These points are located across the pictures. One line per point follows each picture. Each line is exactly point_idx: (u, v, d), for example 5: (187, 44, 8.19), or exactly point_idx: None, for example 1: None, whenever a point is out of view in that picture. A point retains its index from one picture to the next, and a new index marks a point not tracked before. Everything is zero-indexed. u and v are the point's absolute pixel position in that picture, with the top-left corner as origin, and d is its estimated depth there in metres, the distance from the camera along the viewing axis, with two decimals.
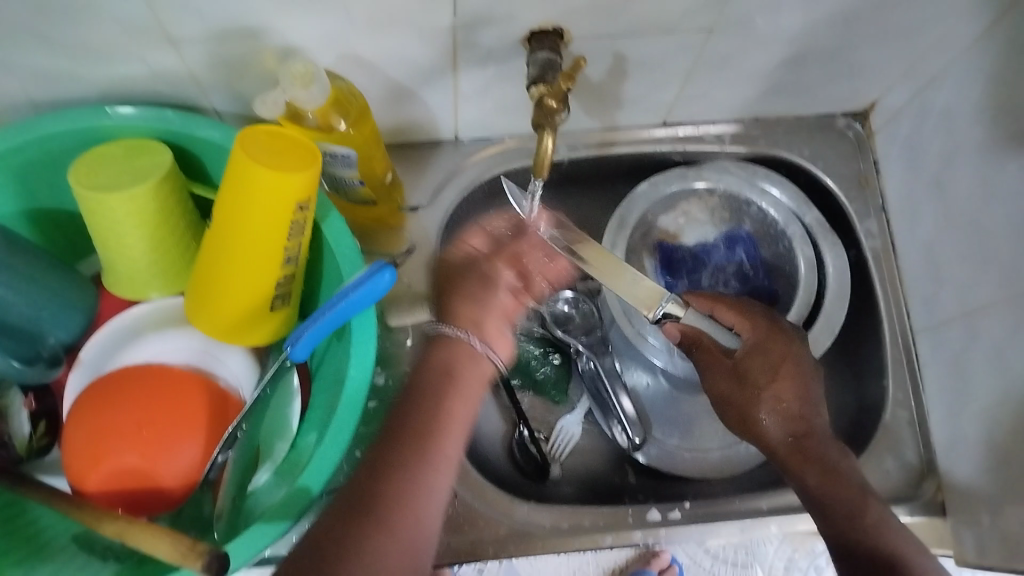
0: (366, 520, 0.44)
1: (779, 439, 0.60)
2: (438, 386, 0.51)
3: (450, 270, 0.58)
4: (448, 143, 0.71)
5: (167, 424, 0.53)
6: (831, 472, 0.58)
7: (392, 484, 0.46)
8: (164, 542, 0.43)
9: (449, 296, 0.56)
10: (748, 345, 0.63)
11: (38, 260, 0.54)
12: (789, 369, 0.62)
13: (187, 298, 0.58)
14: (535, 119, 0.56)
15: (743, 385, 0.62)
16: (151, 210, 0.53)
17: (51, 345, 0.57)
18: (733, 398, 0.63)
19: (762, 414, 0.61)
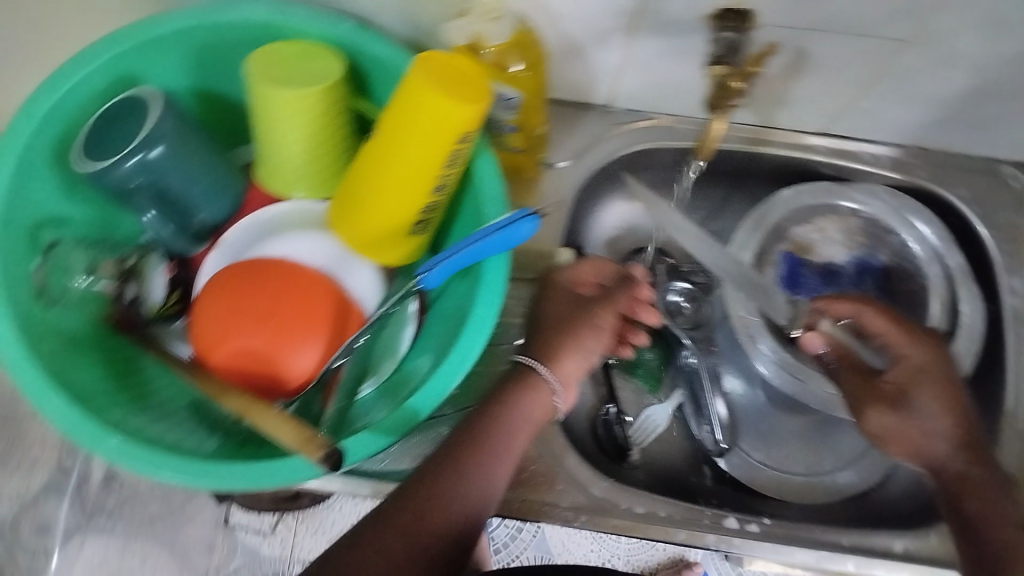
0: (399, 534, 0.46)
1: (948, 462, 0.58)
2: (509, 420, 0.52)
3: (558, 303, 0.58)
4: (598, 109, 0.70)
5: (297, 319, 0.54)
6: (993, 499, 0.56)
7: (422, 513, 0.47)
8: (287, 428, 0.45)
9: (559, 337, 0.56)
10: (907, 357, 0.60)
11: (198, 137, 0.56)
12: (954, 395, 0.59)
13: (333, 204, 0.59)
14: (712, 98, 0.56)
15: (904, 408, 0.59)
16: (318, 111, 0.55)
17: (196, 223, 0.59)
18: (896, 428, 0.59)
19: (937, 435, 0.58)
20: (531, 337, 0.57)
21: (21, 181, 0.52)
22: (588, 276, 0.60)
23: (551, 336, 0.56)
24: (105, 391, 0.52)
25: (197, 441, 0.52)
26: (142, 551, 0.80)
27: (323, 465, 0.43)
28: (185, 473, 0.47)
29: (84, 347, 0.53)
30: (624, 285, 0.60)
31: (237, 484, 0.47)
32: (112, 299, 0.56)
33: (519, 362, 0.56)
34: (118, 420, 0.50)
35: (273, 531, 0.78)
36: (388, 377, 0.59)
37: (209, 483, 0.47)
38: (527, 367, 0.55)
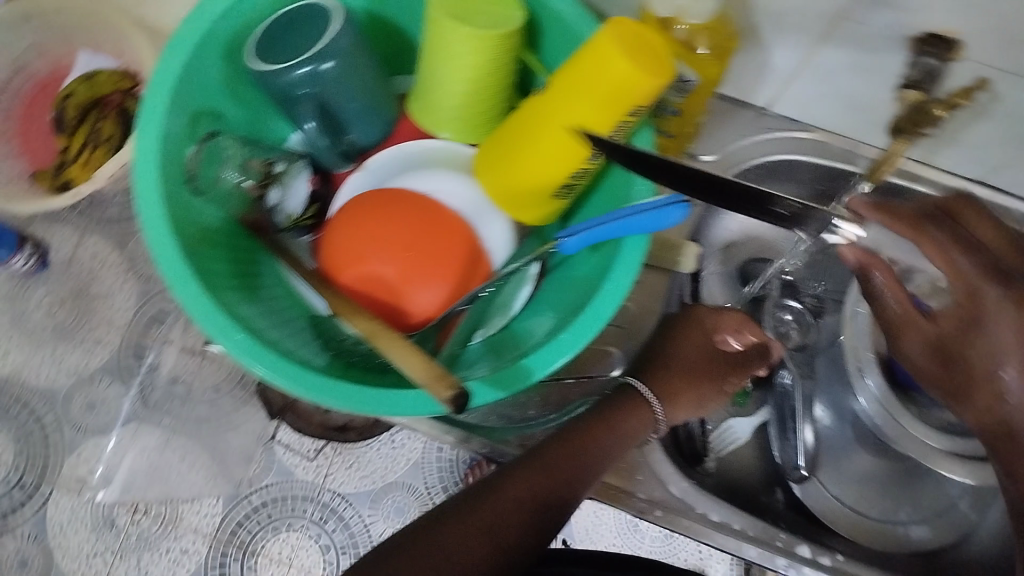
0: (479, 506, 0.52)
1: (997, 408, 0.53)
2: (592, 432, 0.58)
3: (692, 349, 0.64)
4: (753, 109, 0.65)
5: (429, 258, 0.54)
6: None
7: (510, 506, 0.52)
8: (417, 361, 0.45)
9: (680, 385, 0.63)
10: (986, 306, 0.52)
11: (368, 58, 0.55)
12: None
13: (482, 151, 0.58)
14: (899, 121, 0.51)
15: (950, 364, 0.55)
16: (490, 55, 0.54)
17: (345, 140, 0.59)
18: (957, 377, 0.55)
19: (993, 376, 0.53)
20: (653, 365, 0.64)
21: (193, 69, 0.51)
22: (733, 333, 0.65)
23: (676, 381, 0.63)
24: (232, 285, 0.53)
25: (309, 353, 0.53)
26: (183, 449, 0.90)
27: (449, 405, 0.44)
28: (304, 383, 0.48)
29: (219, 240, 0.54)
30: (760, 357, 0.66)
31: (353, 406, 0.49)
32: (252, 199, 0.56)
33: (634, 385, 0.63)
34: (245, 318, 0.51)
35: (316, 457, 0.86)
36: (496, 331, 0.58)
37: (324, 398, 0.48)
38: (640, 396, 0.62)
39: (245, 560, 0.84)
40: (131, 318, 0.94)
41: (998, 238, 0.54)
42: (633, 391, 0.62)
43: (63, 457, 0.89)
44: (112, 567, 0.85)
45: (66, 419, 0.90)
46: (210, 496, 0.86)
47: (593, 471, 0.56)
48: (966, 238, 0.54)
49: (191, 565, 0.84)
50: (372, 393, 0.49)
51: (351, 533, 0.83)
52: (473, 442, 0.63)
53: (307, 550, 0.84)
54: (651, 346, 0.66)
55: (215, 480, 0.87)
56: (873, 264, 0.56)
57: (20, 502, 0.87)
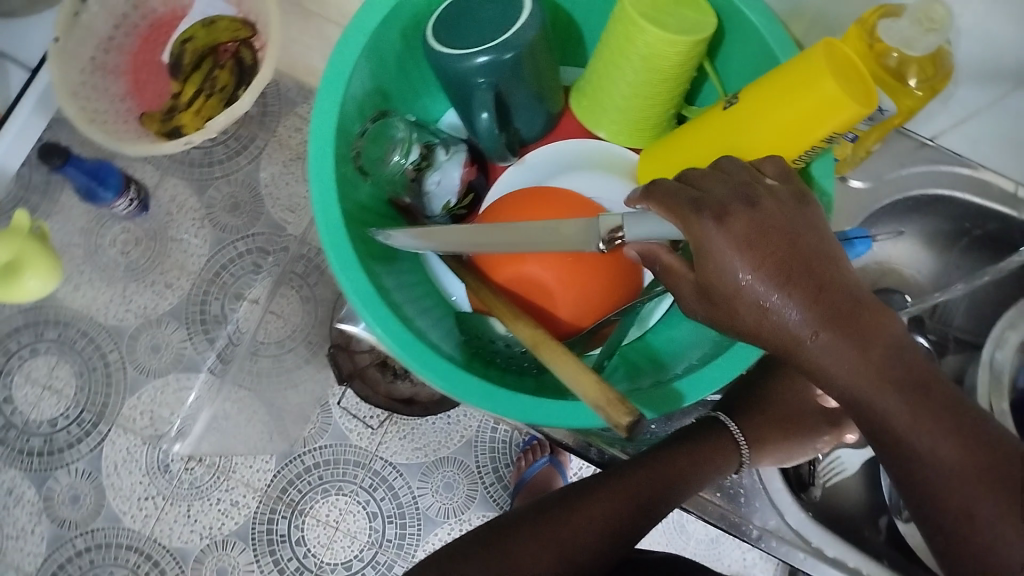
0: (576, 497, 0.53)
1: (795, 346, 0.36)
2: (680, 444, 0.60)
3: (789, 397, 0.66)
4: (916, 139, 0.64)
5: (592, 272, 0.52)
6: (857, 363, 0.34)
7: (587, 526, 0.51)
8: (588, 379, 0.42)
9: (776, 434, 0.64)
10: (708, 247, 0.37)
11: (546, 50, 0.53)
12: (764, 256, 0.36)
13: (646, 159, 0.57)
14: None
15: (721, 310, 0.39)
16: (680, 61, 0.50)
17: (513, 132, 0.57)
18: (752, 320, 0.37)
19: (757, 304, 0.36)
20: (750, 406, 0.65)
21: (373, 45, 0.50)
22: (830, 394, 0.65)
23: (770, 431, 0.64)
24: (381, 267, 0.51)
25: (446, 345, 0.51)
26: (244, 401, 0.93)
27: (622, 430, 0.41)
28: (454, 382, 0.47)
29: (372, 220, 0.53)
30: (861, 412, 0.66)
31: (499, 412, 0.46)
32: (409, 181, 0.55)
33: (723, 422, 0.63)
34: (397, 305, 0.50)
35: (378, 428, 0.92)
36: (630, 348, 0.56)
37: (473, 401, 0.47)
38: (730, 435, 0.62)
39: (293, 519, 0.90)
40: (205, 262, 0.94)
41: (712, 181, 0.40)
42: (722, 430, 0.62)
43: (124, 398, 0.91)
44: (163, 512, 0.89)
45: (130, 359, 0.92)
46: (264, 453, 0.90)
47: (686, 476, 0.57)
48: (684, 183, 0.41)
49: (240, 518, 0.89)
50: (521, 401, 0.47)
51: (398, 503, 0.90)
52: None
53: (355, 515, 0.90)
54: (750, 386, 0.66)
55: (269, 437, 0.91)
56: (653, 250, 0.42)
57: (76, 438, 0.90)
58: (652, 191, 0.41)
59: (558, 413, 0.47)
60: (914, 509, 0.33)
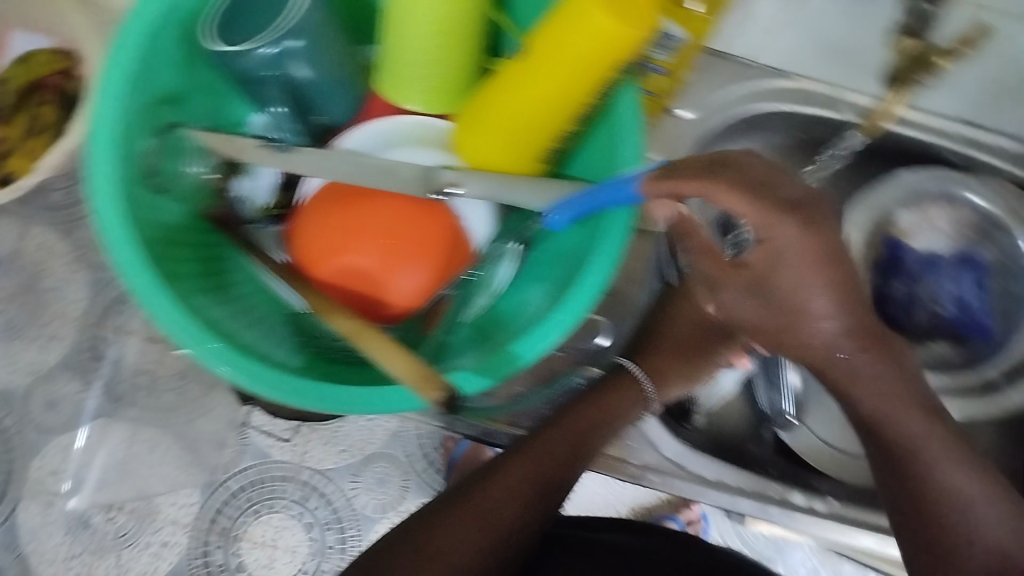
0: (488, 477, 0.53)
1: (828, 352, 0.51)
2: (588, 400, 0.59)
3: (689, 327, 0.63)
4: (735, 59, 0.65)
5: (411, 248, 0.52)
6: (883, 386, 0.51)
7: (509, 500, 0.52)
8: (401, 361, 0.44)
9: (676, 361, 0.63)
10: (773, 236, 0.45)
11: (337, 31, 0.51)
12: (835, 258, 0.46)
13: (459, 121, 0.55)
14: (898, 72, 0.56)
15: (773, 311, 0.50)
16: (463, 9, 0.50)
17: (315, 121, 0.56)
18: (759, 313, 0.51)
19: (796, 302, 0.48)
20: (642, 342, 0.64)
21: (150, 54, 0.48)
22: None
23: (670, 362, 0.63)
24: (199, 283, 0.50)
25: (285, 352, 0.50)
26: (153, 440, 0.83)
27: (439, 405, 0.43)
28: (286, 388, 0.46)
29: (184, 239, 0.51)
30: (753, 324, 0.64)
31: (339, 408, 0.47)
32: (216, 191, 0.54)
33: (626, 365, 0.63)
34: (218, 323, 0.48)
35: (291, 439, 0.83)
36: (479, 315, 0.56)
37: (309, 403, 0.47)
38: (630, 375, 0.62)
39: (229, 546, 0.82)
40: (83, 307, 0.82)
41: (788, 180, 0.44)
42: (624, 373, 0.62)
43: (26, 460, 0.81)
44: (91, 570, 0.79)
45: (29, 422, 0.81)
46: (184, 487, 0.81)
47: (594, 440, 0.57)
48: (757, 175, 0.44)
49: (174, 556, 0.80)
50: (354, 392, 0.47)
51: (334, 509, 0.83)
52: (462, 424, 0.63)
53: (292, 530, 0.83)
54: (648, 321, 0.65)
55: (187, 468, 0.82)
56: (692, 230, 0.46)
57: None
58: (707, 173, 0.44)
59: (384, 402, 0.47)
60: (884, 464, 0.52)
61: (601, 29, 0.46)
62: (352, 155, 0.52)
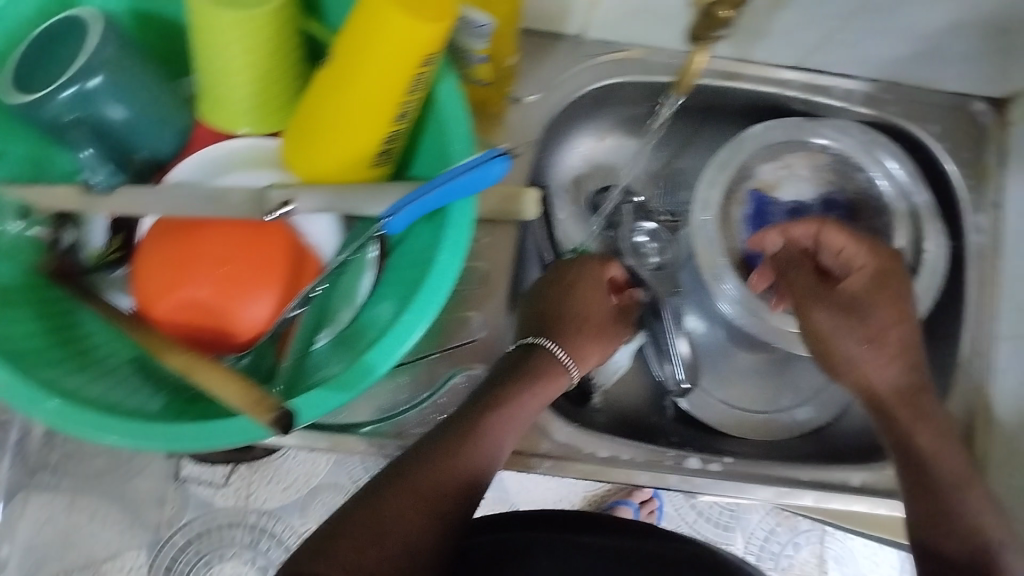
0: (419, 462, 0.51)
1: (880, 388, 0.59)
2: (522, 377, 0.57)
3: (593, 300, 0.63)
4: (568, 39, 0.66)
5: (246, 273, 0.52)
6: (939, 432, 0.57)
7: (448, 480, 0.51)
8: (232, 387, 0.43)
9: (586, 335, 0.62)
10: (885, 271, 0.61)
11: (143, 65, 0.51)
12: (903, 310, 0.60)
13: (285, 138, 0.55)
14: (695, 28, 0.48)
15: (866, 349, 0.59)
16: (269, 33, 0.49)
17: (138, 159, 0.55)
18: (840, 335, 0.60)
19: (871, 348, 0.59)
20: (546, 321, 0.61)
21: None
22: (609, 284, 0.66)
23: (582, 338, 0.61)
24: (41, 341, 0.49)
25: (140, 398, 0.50)
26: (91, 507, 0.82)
27: (274, 429, 0.42)
28: (136, 435, 0.46)
29: (20, 299, 0.50)
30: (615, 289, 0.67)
31: (190, 447, 0.46)
32: (48, 245, 0.53)
33: (541, 343, 0.60)
34: (61, 379, 0.48)
35: (227, 483, 0.83)
36: (344, 327, 0.55)
37: (162, 445, 0.47)
38: (556, 358, 0.60)
39: None
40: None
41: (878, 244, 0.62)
42: (544, 353, 0.59)
43: None
44: None
45: None
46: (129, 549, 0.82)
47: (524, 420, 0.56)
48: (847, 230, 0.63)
49: None
50: (200, 428, 0.46)
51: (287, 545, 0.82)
52: (347, 441, 0.63)
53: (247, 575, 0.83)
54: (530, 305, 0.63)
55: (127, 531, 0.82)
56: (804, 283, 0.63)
57: None
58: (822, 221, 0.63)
59: (230, 433, 0.47)
60: (916, 479, 0.57)
61: (401, 26, 0.45)
62: (177, 187, 0.52)
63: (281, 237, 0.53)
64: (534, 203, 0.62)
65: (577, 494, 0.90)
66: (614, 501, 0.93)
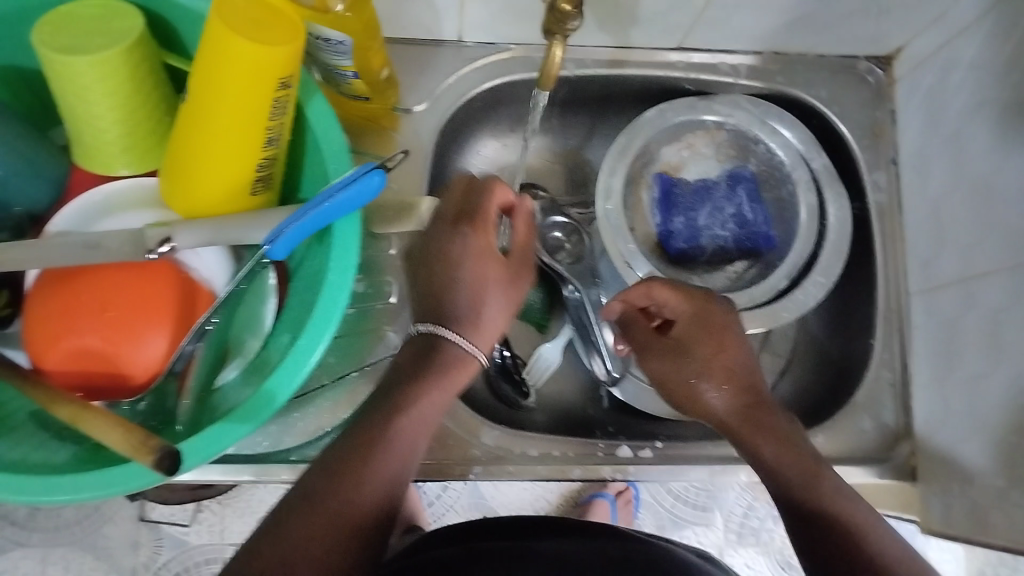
0: (334, 480, 0.46)
1: (715, 415, 0.56)
2: (418, 371, 0.52)
3: (468, 269, 0.54)
4: (450, 45, 0.67)
5: (133, 315, 0.52)
6: (786, 442, 0.53)
7: (355, 497, 0.45)
8: (116, 432, 0.43)
9: (472, 305, 0.54)
10: (702, 314, 0.57)
11: (7, 119, 0.51)
12: (728, 341, 0.56)
13: (162, 178, 0.54)
14: (546, 24, 0.49)
15: (694, 380, 0.56)
16: (128, 74, 0.48)
17: (15, 214, 0.54)
18: (671, 375, 0.57)
19: (711, 391, 0.55)
20: (431, 296, 0.55)
21: None
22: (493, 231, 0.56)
23: (470, 312, 0.54)
24: None
25: (46, 453, 0.50)
26: (65, 559, 0.86)
27: (157, 470, 0.42)
28: (37, 490, 0.46)
29: None
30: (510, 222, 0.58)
31: (88, 496, 0.46)
32: None
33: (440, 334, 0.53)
34: None
35: (195, 521, 0.86)
36: (251, 356, 0.55)
37: (63, 497, 0.46)
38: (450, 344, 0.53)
39: None
40: None
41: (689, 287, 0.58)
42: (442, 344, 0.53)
43: None
44: None
45: None
46: None
47: (425, 424, 0.51)
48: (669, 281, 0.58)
49: None
50: (95, 475, 0.46)
51: None
52: (275, 469, 0.62)
53: None
54: (421, 282, 0.56)
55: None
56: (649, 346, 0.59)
57: None
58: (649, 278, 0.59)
59: (127, 477, 0.47)
60: (794, 512, 0.51)
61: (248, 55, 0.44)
62: (58, 237, 0.51)
63: (166, 274, 0.53)
64: (431, 211, 0.62)
65: (553, 491, 0.90)
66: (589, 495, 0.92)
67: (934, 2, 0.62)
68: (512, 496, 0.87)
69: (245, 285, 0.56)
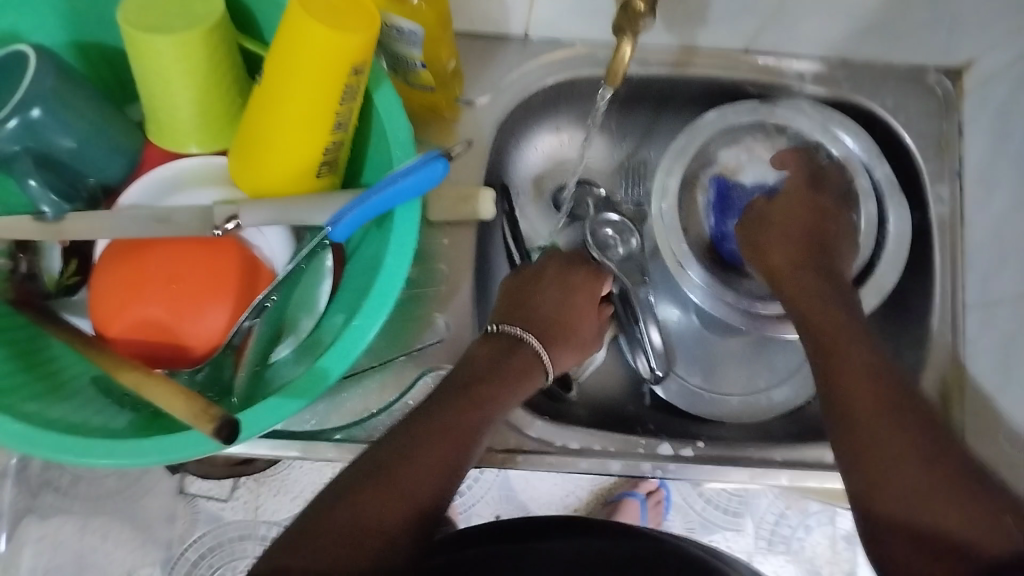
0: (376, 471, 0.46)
1: (778, 264, 0.64)
2: (466, 386, 0.54)
3: (557, 311, 0.64)
4: (515, 39, 0.67)
5: (197, 289, 0.53)
6: (823, 300, 0.60)
7: (406, 484, 0.46)
8: (179, 400, 0.44)
9: (555, 335, 0.63)
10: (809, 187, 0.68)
11: (88, 94, 0.52)
12: (823, 222, 0.66)
13: (231, 157, 0.56)
14: (617, 21, 0.49)
15: (770, 232, 0.66)
16: (206, 55, 0.49)
17: (89, 185, 0.56)
18: (756, 225, 0.67)
19: (785, 243, 0.65)
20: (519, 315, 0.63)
21: None
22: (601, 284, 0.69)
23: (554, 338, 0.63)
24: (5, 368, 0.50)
25: (106, 419, 0.51)
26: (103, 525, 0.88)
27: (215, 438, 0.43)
28: (95, 452, 0.47)
29: None
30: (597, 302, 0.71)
31: (146, 461, 0.47)
32: (6, 274, 0.54)
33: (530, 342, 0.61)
34: (24, 401, 0.49)
35: (232, 497, 0.88)
36: (305, 335, 0.57)
37: (122, 461, 0.47)
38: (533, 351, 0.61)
39: None
40: None
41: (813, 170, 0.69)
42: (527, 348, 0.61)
43: None
44: None
45: None
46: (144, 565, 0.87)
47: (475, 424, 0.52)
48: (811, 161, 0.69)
49: None
50: (154, 443, 0.47)
51: None
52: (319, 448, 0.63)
53: None
54: (518, 298, 0.65)
55: (142, 547, 0.88)
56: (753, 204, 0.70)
57: None
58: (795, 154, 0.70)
59: (184, 446, 0.48)
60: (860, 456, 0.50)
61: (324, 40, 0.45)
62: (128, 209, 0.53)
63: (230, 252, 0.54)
64: (490, 202, 0.64)
65: (585, 488, 0.90)
66: (620, 494, 0.91)
67: (1009, 15, 0.61)
68: (542, 490, 0.87)
69: (305, 265, 0.57)
